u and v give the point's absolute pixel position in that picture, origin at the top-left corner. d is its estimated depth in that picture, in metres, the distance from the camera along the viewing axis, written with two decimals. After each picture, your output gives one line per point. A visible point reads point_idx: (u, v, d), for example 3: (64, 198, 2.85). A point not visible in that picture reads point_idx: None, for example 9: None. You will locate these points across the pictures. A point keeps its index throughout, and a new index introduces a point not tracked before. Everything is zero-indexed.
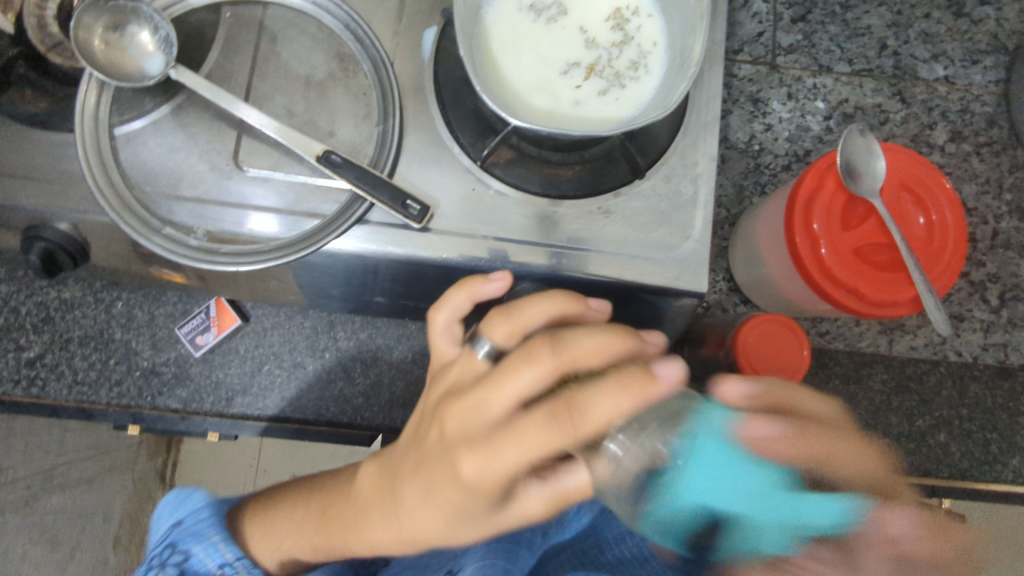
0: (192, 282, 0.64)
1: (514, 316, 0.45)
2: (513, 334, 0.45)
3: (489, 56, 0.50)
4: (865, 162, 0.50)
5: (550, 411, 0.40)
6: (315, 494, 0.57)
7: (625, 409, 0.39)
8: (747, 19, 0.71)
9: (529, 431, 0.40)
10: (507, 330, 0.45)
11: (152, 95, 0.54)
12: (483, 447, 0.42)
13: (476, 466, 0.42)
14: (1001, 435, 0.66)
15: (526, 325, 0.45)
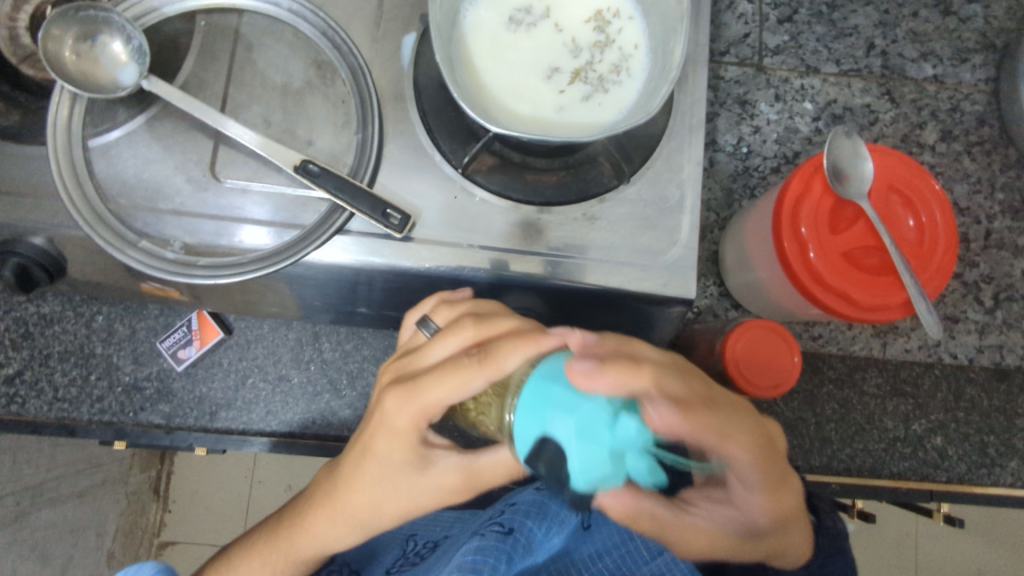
0: (189, 297, 0.63)
1: (468, 321, 0.46)
2: (470, 341, 0.45)
3: (467, 62, 0.49)
4: (852, 165, 0.50)
5: (467, 366, 0.42)
6: (275, 527, 0.57)
7: (525, 353, 0.40)
8: (733, 20, 0.70)
9: (444, 370, 0.43)
10: (460, 335, 0.46)
11: (126, 105, 0.53)
12: (407, 387, 0.45)
13: (399, 405, 0.45)
14: (999, 438, 0.65)
15: (475, 327, 0.45)
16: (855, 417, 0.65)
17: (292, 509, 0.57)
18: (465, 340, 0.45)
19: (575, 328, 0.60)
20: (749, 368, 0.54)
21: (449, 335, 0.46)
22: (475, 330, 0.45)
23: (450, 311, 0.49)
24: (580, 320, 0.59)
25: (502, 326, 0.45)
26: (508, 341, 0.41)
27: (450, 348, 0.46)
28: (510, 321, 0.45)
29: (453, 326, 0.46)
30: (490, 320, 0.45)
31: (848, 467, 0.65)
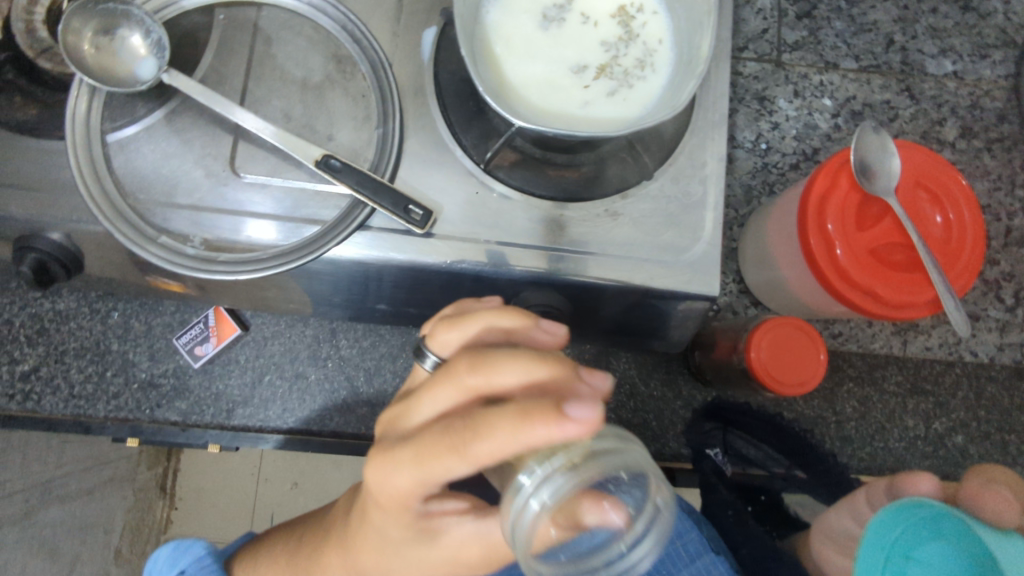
0: (190, 291, 0.63)
1: (462, 364, 0.39)
2: (464, 394, 0.39)
3: (491, 57, 0.48)
4: (879, 160, 0.49)
5: (444, 446, 0.37)
6: (299, 552, 0.59)
7: (516, 440, 0.34)
8: (751, 15, 0.70)
9: (425, 442, 0.38)
10: (451, 387, 0.39)
11: (144, 100, 0.52)
12: (386, 456, 0.41)
13: (380, 479, 0.41)
14: (1020, 437, 0.66)
15: (468, 375, 0.38)
16: (876, 415, 0.66)
17: (314, 537, 0.59)
18: (459, 392, 0.39)
19: (595, 325, 0.60)
20: (773, 366, 0.53)
21: (440, 385, 0.40)
22: (468, 379, 0.38)
23: (451, 334, 0.43)
24: (601, 317, 0.58)
25: (500, 377, 0.38)
26: (490, 419, 0.35)
27: (442, 401, 0.40)
28: (511, 367, 0.38)
29: (447, 372, 0.39)
30: (485, 365, 0.38)
31: (869, 466, 0.65)
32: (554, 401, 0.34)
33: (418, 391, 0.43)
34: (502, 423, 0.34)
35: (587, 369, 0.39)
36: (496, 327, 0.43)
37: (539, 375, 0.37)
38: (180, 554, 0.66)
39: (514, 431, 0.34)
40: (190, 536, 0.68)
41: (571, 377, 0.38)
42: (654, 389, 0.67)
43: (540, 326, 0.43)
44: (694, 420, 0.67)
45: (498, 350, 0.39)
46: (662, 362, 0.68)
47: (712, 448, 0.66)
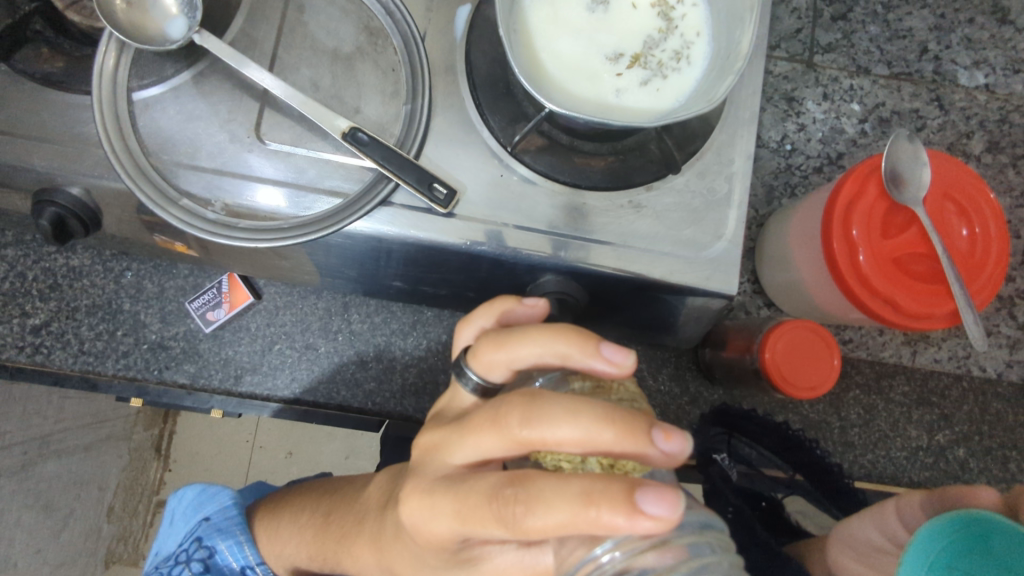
0: (196, 253, 0.63)
1: (512, 416, 0.35)
2: (512, 446, 0.36)
3: (528, 40, 0.48)
4: (910, 170, 0.49)
5: (490, 512, 0.35)
6: (325, 534, 0.59)
7: (572, 525, 0.32)
8: (785, 14, 0.69)
9: (472, 500, 0.36)
10: (500, 436, 0.36)
11: (173, 60, 0.52)
12: (424, 500, 0.40)
13: (416, 518, 0.41)
14: (1021, 454, 0.66)
15: (518, 430, 0.35)
16: (880, 424, 0.66)
17: (341, 521, 0.58)
18: (508, 445, 0.36)
19: (608, 316, 0.60)
20: (788, 367, 0.54)
21: (487, 432, 0.37)
22: (519, 433, 0.35)
23: (498, 354, 0.40)
24: (615, 308, 0.58)
25: (556, 436, 0.34)
26: (546, 496, 0.33)
27: (488, 446, 0.37)
28: (570, 427, 0.33)
29: (495, 421, 0.36)
30: (539, 422, 0.34)
31: (868, 472, 0.66)
32: (623, 486, 0.31)
33: (460, 426, 0.40)
34: (562, 506, 0.32)
35: (662, 431, 0.33)
36: (548, 351, 0.39)
37: (602, 439, 0.33)
38: (205, 499, 0.67)
39: (574, 515, 0.32)
40: (215, 484, 0.69)
41: (640, 440, 0.33)
42: (662, 383, 0.68)
43: (602, 356, 0.37)
44: (700, 426, 0.67)
45: (553, 403, 0.34)
46: (672, 358, 0.68)
47: (719, 454, 0.67)
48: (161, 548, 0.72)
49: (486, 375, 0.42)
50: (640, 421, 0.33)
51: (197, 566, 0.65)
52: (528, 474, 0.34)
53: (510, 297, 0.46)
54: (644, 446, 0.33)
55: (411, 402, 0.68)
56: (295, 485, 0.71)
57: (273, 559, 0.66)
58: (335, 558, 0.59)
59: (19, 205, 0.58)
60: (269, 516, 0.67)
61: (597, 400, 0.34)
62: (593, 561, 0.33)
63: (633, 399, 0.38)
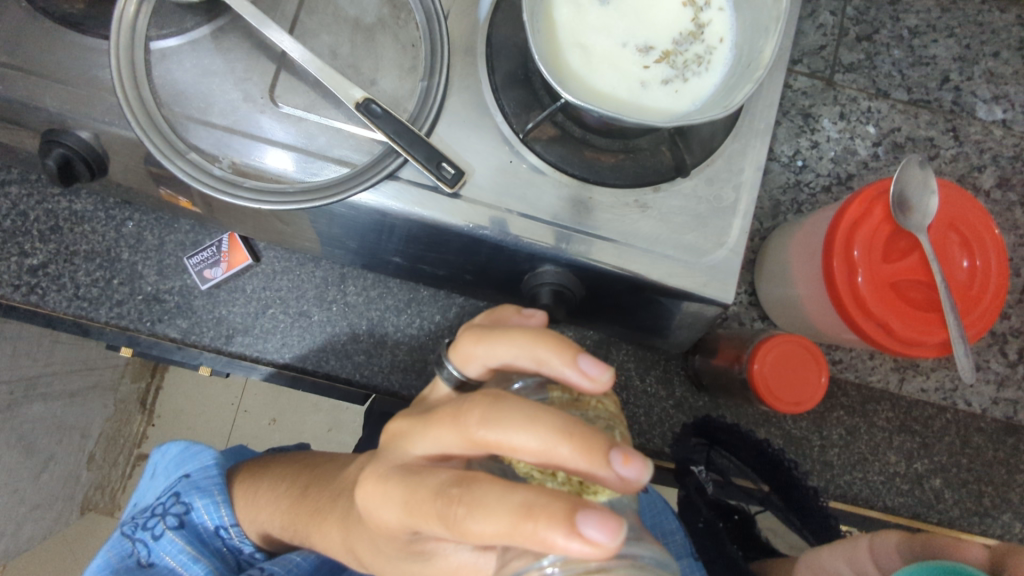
0: (200, 209, 0.63)
1: (472, 414, 0.35)
2: (467, 444, 0.35)
3: (551, 29, 0.48)
4: (918, 196, 0.49)
5: (434, 507, 0.35)
6: (302, 506, 0.59)
7: (508, 534, 0.31)
8: (811, 29, 0.69)
9: (420, 494, 0.36)
10: (458, 432, 0.36)
11: (194, 13, 0.52)
12: (378, 486, 0.40)
13: (370, 503, 0.41)
14: (996, 490, 0.67)
15: (475, 430, 0.34)
16: (860, 446, 0.67)
17: (316, 498, 0.58)
18: (464, 441, 0.36)
19: (601, 312, 0.61)
20: (773, 376, 0.54)
21: (446, 427, 0.37)
22: (475, 433, 0.35)
23: (476, 348, 0.40)
24: (610, 306, 0.59)
25: (511, 442, 0.33)
26: (486, 502, 0.32)
27: (446, 441, 0.37)
28: (526, 434, 0.33)
29: (455, 414, 0.36)
30: (495, 425, 0.34)
31: (843, 493, 0.66)
32: (567, 505, 0.30)
33: (424, 418, 0.40)
34: (500, 516, 0.32)
35: (621, 454, 0.32)
36: (525, 353, 0.38)
37: (558, 453, 0.32)
38: (189, 457, 0.68)
39: (512, 527, 0.31)
40: (199, 443, 0.69)
41: (597, 460, 0.32)
42: (649, 385, 0.68)
43: (579, 367, 0.36)
44: (680, 435, 0.67)
45: (512, 406, 0.34)
46: (661, 361, 0.69)
47: (697, 465, 0.67)
48: (140, 499, 0.72)
49: (462, 368, 0.42)
50: (598, 442, 0.32)
51: (171, 521, 0.65)
52: (476, 478, 0.34)
53: (511, 308, 0.45)
54: (598, 466, 0.32)
55: (399, 378, 0.68)
56: (279, 453, 0.71)
57: (247, 522, 0.66)
58: (306, 533, 0.59)
59: (27, 143, 0.58)
60: (250, 480, 0.67)
61: (561, 412, 0.33)
62: (537, 572, 0.31)
63: (609, 419, 0.37)
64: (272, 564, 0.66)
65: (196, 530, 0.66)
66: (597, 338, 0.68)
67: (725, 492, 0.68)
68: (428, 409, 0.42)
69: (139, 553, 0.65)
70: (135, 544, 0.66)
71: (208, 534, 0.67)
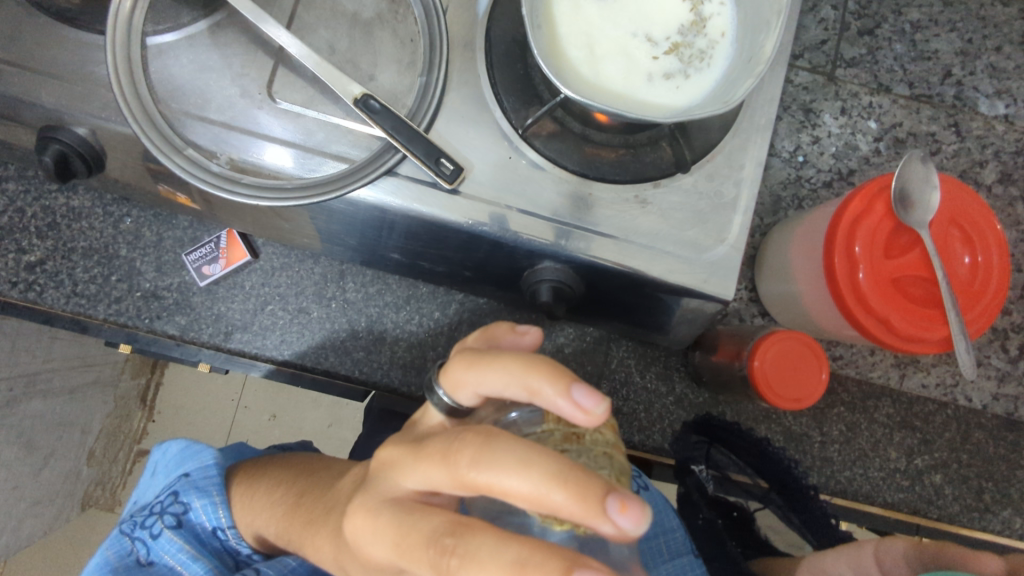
0: (198, 206, 0.63)
1: (464, 453, 0.34)
2: (458, 484, 0.34)
3: (550, 25, 0.47)
4: (920, 193, 0.48)
5: (427, 554, 0.34)
6: (295, 515, 0.58)
7: None
8: (813, 23, 0.69)
9: (414, 539, 0.35)
10: (448, 471, 0.35)
11: (190, 8, 0.52)
12: (369, 521, 0.39)
13: (360, 535, 0.40)
14: (996, 486, 0.66)
15: (466, 471, 0.33)
16: (860, 442, 0.67)
17: (310, 506, 0.56)
18: (455, 481, 0.34)
19: (601, 309, 0.61)
20: (772, 386, 0.54)
21: (437, 465, 0.35)
22: (466, 474, 0.33)
23: (467, 374, 0.39)
24: (609, 302, 0.58)
25: (502, 485, 0.32)
26: (480, 556, 0.32)
27: (436, 479, 0.36)
28: (518, 480, 0.31)
29: (446, 453, 0.35)
30: (487, 468, 0.32)
31: (844, 489, 0.66)
32: (561, 564, 0.30)
33: (415, 450, 0.38)
34: (492, 571, 0.31)
35: (618, 502, 0.30)
36: (516, 381, 0.36)
37: (551, 500, 0.31)
38: (189, 456, 0.68)
39: None
40: (200, 442, 0.69)
41: (592, 509, 0.30)
42: (649, 381, 0.68)
43: (571, 398, 0.34)
44: (680, 432, 0.67)
45: (503, 449, 0.32)
46: (661, 357, 0.68)
47: (698, 465, 0.67)
48: (140, 496, 0.72)
49: (455, 395, 0.40)
50: (594, 491, 0.31)
51: (170, 519, 0.66)
52: (469, 526, 0.33)
53: (504, 324, 0.43)
54: (594, 516, 0.30)
55: (399, 374, 0.68)
56: (279, 456, 0.71)
57: (243, 528, 0.66)
58: (298, 541, 0.57)
59: (24, 140, 0.58)
60: (246, 483, 0.67)
61: (555, 454, 0.32)
62: None
63: (608, 445, 0.37)
64: (267, 566, 0.65)
65: (195, 530, 0.66)
66: (597, 335, 0.68)
67: (724, 490, 0.69)
68: (420, 438, 0.40)
69: (139, 552, 0.66)
70: (134, 543, 0.67)
71: (206, 534, 0.66)
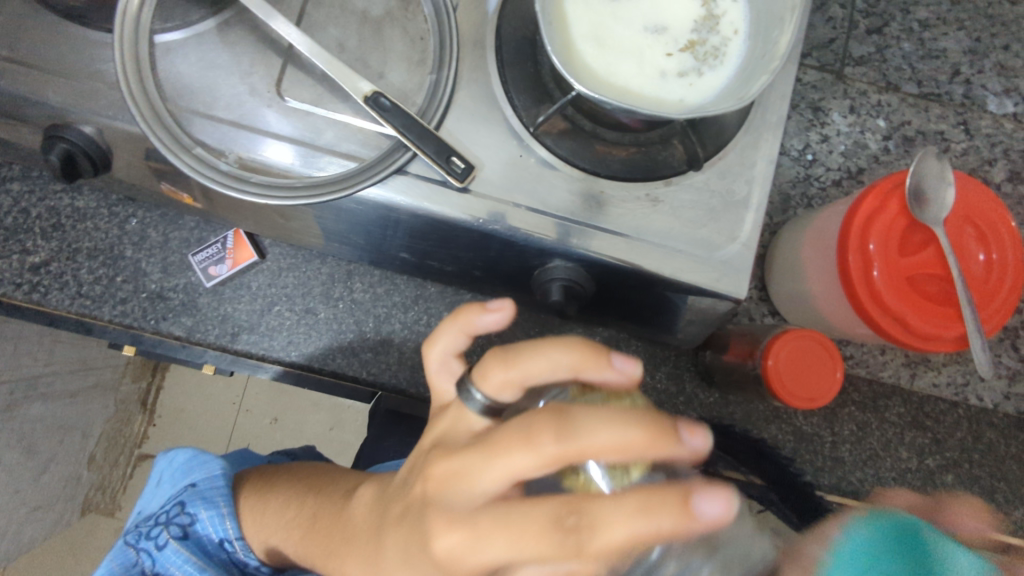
0: (201, 205, 0.62)
1: (550, 432, 0.35)
2: (553, 464, 0.35)
3: (563, 22, 0.47)
4: (935, 189, 0.48)
5: (544, 539, 0.35)
6: (313, 535, 0.56)
7: (641, 533, 0.33)
8: (820, 22, 0.68)
9: (523, 530, 0.35)
10: (537, 456, 0.35)
11: (199, 6, 0.51)
12: (456, 531, 0.38)
13: (450, 548, 0.38)
14: (1008, 486, 0.66)
15: (560, 448, 0.34)
16: (871, 442, 0.66)
17: (327, 528, 0.55)
18: (546, 462, 0.35)
19: (611, 309, 0.60)
20: (787, 385, 0.53)
21: (520, 454, 0.35)
22: (560, 451, 0.34)
23: (509, 373, 0.39)
24: (620, 301, 0.58)
25: (597, 448, 0.34)
26: (608, 518, 0.33)
27: (521, 469, 0.36)
28: (610, 436, 0.34)
29: (525, 440, 0.35)
30: (580, 435, 0.34)
31: (854, 490, 0.66)
32: (679, 492, 0.33)
33: (479, 450, 0.38)
34: (625, 525, 0.33)
35: (687, 428, 0.36)
36: (564, 365, 0.38)
37: (641, 446, 0.34)
38: (196, 465, 0.68)
39: (640, 531, 0.33)
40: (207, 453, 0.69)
41: (674, 441, 0.35)
42: (658, 381, 0.68)
43: (614, 366, 0.38)
44: None
45: (583, 414, 0.35)
46: (671, 356, 0.68)
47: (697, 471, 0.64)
48: (144, 506, 0.72)
49: (490, 397, 0.40)
50: (666, 423, 0.35)
51: (176, 529, 0.65)
52: (584, 500, 0.34)
53: (476, 306, 0.44)
54: (674, 445, 0.35)
55: (407, 376, 0.67)
56: (284, 466, 0.70)
57: (254, 542, 0.65)
58: (317, 563, 0.56)
59: (29, 139, 0.58)
60: (255, 496, 0.65)
61: (630, 409, 0.35)
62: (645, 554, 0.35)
63: None
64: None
65: (201, 541, 0.66)
66: (607, 335, 0.68)
67: None
68: (471, 441, 0.40)
69: (144, 563, 0.66)
70: (139, 554, 0.66)
71: (212, 546, 0.66)
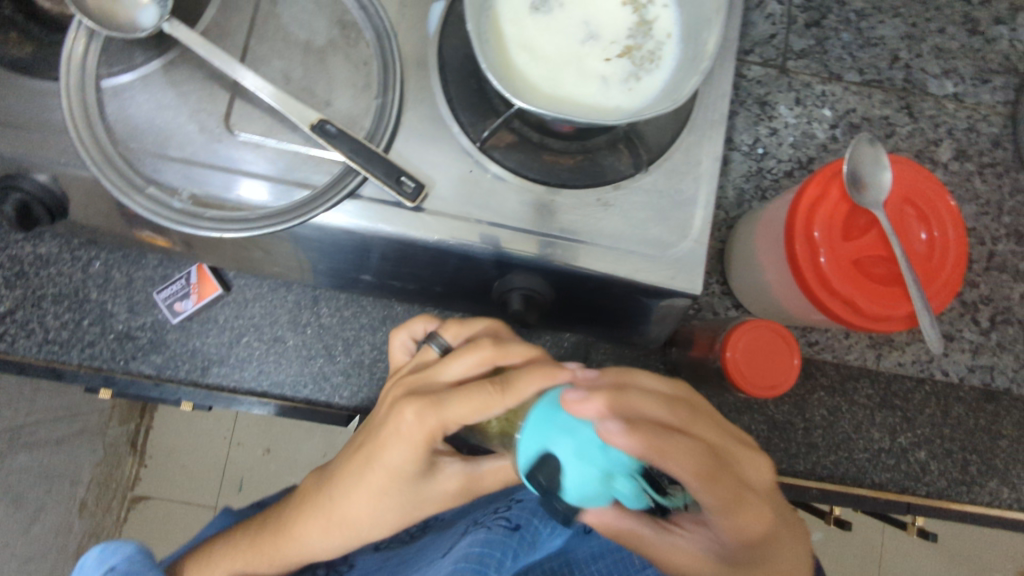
0: (180, 247, 0.62)
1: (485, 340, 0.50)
2: (488, 357, 0.49)
3: (498, 38, 0.48)
4: (872, 174, 0.49)
5: (482, 393, 0.46)
6: (262, 532, 0.56)
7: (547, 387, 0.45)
8: (760, 19, 0.70)
9: (469, 390, 0.46)
10: (479, 351, 0.49)
11: (143, 48, 0.52)
12: (419, 404, 0.47)
13: (416, 417, 0.47)
14: (981, 458, 0.67)
15: (493, 348, 0.49)
16: (843, 425, 0.67)
17: (281, 512, 0.56)
18: (484, 356, 0.49)
19: (574, 314, 0.61)
20: (748, 376, 0.54)
21: (466, 350, 0.49)
22: (492, 348, 0.49)
23: (460, 329, 0.54)
24: (582, 306, 0.59)
25: (513, 351, 0.50)
26: (528, 376, 0.45)
27: (468, 360, 0.49)
28: (523, 347, 0.51)
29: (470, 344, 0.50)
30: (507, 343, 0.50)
31: (831, 474, 0.66)
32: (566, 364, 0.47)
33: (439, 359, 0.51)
34: (542, 377, 0.45)
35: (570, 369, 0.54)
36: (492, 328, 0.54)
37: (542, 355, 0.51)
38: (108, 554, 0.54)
39: (551, 377, 0.45)
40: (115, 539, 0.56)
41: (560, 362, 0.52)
42: None
43: None
44: None
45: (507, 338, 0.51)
46: (639, 357, 0.69)
47: None
48: None
49: (444, 346, 0.54)
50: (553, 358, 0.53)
51: None
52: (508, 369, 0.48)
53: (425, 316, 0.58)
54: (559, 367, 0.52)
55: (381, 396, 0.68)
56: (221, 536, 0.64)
57: None
58: (275, 555, 0.54)
59: None
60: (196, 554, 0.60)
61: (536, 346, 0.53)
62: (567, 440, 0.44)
63: None
64: None
65: None
66: (576, 340, 0.69)
67: None
68: (427, 367, 0.52)
69: None
70: None
71: None
